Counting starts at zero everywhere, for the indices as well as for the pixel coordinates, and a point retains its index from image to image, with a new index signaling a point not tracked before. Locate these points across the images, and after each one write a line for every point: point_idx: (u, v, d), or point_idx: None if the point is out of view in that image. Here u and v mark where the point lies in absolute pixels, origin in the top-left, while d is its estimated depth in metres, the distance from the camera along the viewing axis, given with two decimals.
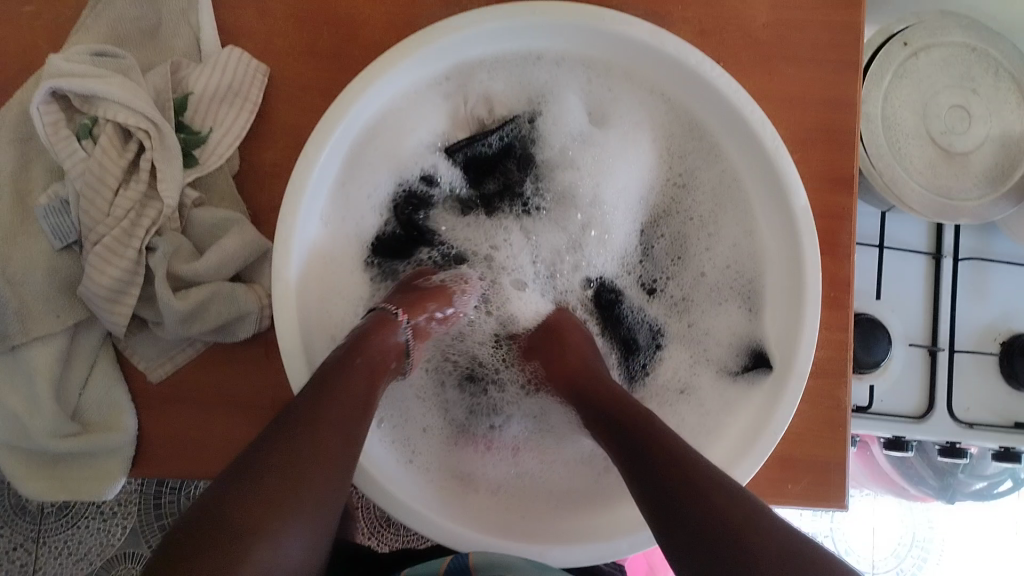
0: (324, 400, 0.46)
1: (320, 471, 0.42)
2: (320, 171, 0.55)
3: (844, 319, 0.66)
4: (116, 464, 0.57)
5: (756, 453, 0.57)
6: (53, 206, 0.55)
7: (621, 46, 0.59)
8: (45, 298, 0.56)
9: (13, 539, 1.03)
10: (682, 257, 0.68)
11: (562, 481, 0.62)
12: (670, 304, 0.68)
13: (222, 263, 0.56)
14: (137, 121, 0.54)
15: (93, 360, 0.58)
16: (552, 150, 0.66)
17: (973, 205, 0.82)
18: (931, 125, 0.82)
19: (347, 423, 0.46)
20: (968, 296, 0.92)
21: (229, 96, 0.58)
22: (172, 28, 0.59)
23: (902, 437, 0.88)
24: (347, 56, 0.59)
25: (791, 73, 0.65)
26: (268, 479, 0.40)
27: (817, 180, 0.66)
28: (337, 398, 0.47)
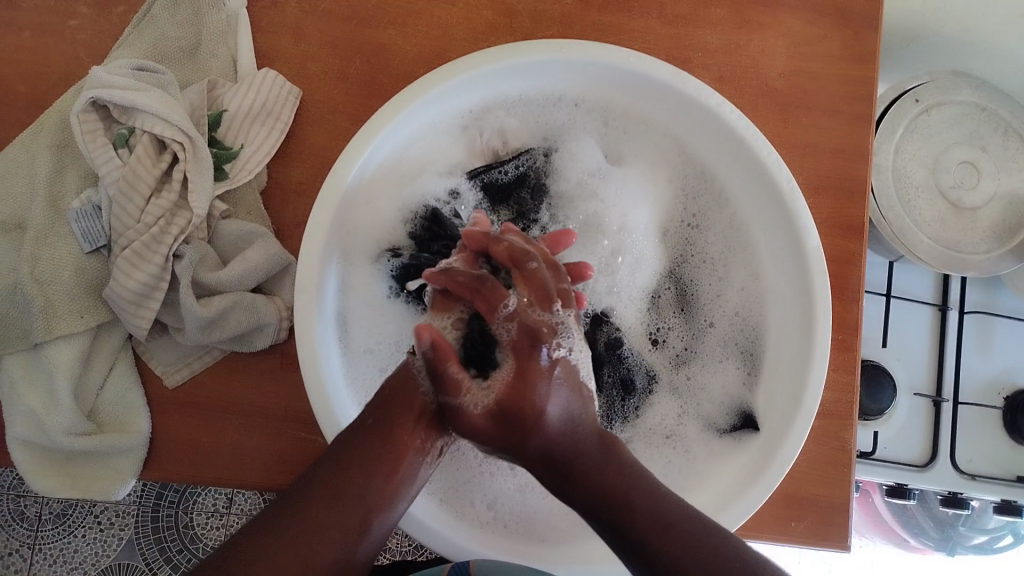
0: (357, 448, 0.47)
1: (337, 516, 0.45)
2: (342, 202, 0.56)
3: (853, 361, 0.67)
4: (128, 465, 0.59)
5: (745, 505, 0.57)
6: (85, 210, 0.58)
7: (642, 86, 0.61)
8: (70, 297, 0.58)
9: (10, 544, 1.04)
10: (689, 306, 0.68)
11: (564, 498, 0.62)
12: (671, 357, 0.68)
13: (244, 273, 0.58)
14: (172, 133, 0.56)
15: (112, 361, 0.60)
16: (567, 182, 0.66)
17: (979, 258, 0.83)
18: (941, 180, 0.83)
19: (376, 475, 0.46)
20: (974, 350, 0.92)
21: (262, 114, 0.60)
22: (211, 48, 0.62)
23: (904, 485, 0.89)
24: (378, 84, 0.62)
25: (805, 121, 0.67)
26: (287, 523, 0.44)
27: (829, 226, 0.68)
28: (380, 438, 0.47)
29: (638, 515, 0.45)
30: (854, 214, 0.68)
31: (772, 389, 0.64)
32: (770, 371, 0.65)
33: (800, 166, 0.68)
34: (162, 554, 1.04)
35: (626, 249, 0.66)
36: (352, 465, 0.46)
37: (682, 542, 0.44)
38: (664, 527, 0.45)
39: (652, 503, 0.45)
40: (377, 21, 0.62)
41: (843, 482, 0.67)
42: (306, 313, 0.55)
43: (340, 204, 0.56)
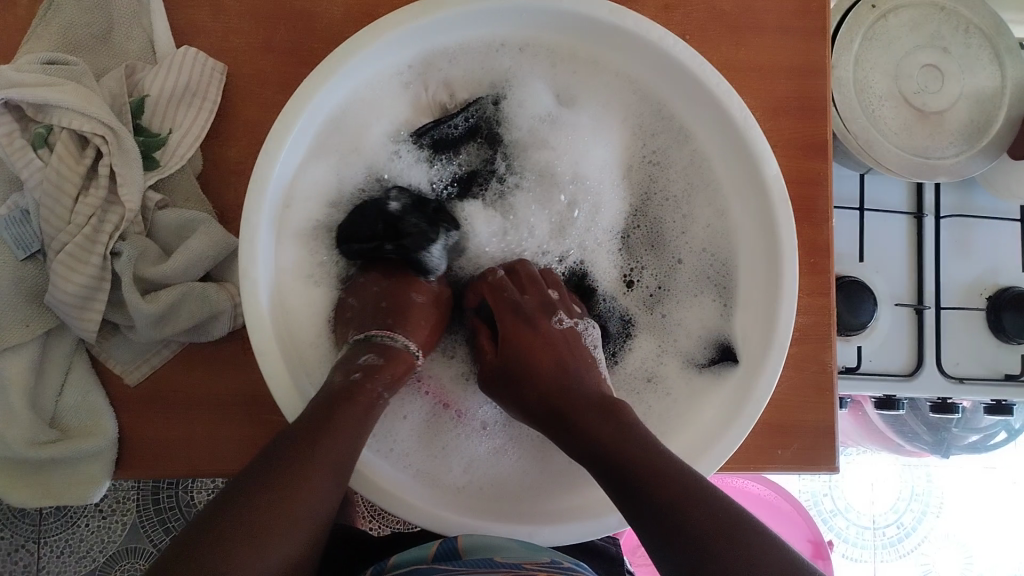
0: (324, 436, 0.45)
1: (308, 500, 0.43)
2: (277, 183, 0.54)
3: (826, 284, 0.66)
4: (99, 468, 0.58)
5: (719, 449, 0.57)
6: (14, 216, 0.56)
7: (582, 26, 0.59)
8: (14, 308, 0.56)
9: (14, 542, 1.03)
10: (655, 247, 0.66)
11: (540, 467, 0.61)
12: (644, 297, 0.66)
13: (189, 263, 0.56)
14: (92, 126, 0.54)
15: (67, 367, 0.58)
16: (520, 131, 0.64)
17: (949, 163, 0.81)
18: (904, 85, 0.81)
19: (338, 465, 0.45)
20: (952, 254, 0.91)
21: (187, 96, 0.58)
22: (125, 31, 0.60)
23: (892, 395, 0.89)
24: (304, 51, 0.59)
25: (757, 42, 0.65)
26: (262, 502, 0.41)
27: (791, 147, 0.66)
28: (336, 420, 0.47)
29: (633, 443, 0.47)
30: (814, 131, 0.66)
31: (748, 320, 0.62)
32: (744, 304, 0.63)
33: (752, 89, 0.65)
34: (168, 534, 1.04)
35: (584, 197, 0.65)
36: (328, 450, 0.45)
37: (667, 461, 0.46)
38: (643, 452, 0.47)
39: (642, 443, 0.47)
40: None
41: (826, 406, 0.66)
42: (252, 305, 0.52)
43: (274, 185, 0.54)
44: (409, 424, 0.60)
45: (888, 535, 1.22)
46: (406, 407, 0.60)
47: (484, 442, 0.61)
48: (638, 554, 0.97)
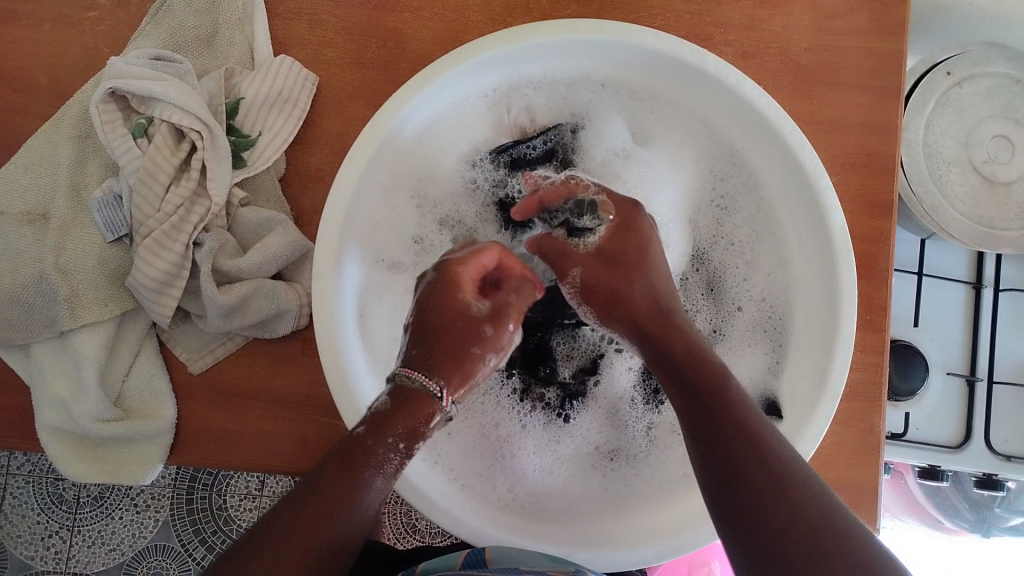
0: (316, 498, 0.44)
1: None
2: (357, 190, 0.56)
3: (879, 343, 0.66)
4: (155, 450, 0.60)
5: None
6: (106, 199, 0.58)
7: (664, 65, 0.60)
8: (94, 287, 0.59)
9: (49, 527, 1.06)
10: (715, 294, 0.66)
11: (583, 488, 0.62)
12: None
13: (264, 260, 0.58)
14: (190, 121, 0.57)
15: (137, 349, 0.61)
16: (592, 162, 0.65)
17: (1014, 235, 0.81)
18: (974, 154, 0.81)
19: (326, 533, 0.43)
20: (1010, 328, 0.90)
21: (279, 101, 0.60)
22: (228, 37, 0.62)
23: (936, 466, 0.87)
24: (393, 69, 0.62)
25: (831, 97, 0.66)
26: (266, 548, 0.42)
27: (856, 203, 0.66)
28: (342, 484, 0.44)
29: (735, 412, 0.46)
30: (883, 189, 0.66)
31: (801, 372, 0.62)
32: (796, 355, 0.64)
33: (823, 142, 0.66)
34: (197, 535, 1.06)
35: None
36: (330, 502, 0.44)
37: (775, 454, 0.44)
38: (748, 431, 0.45)
39: (747, 426, 0.46)
40: (393, 4, 0.62)
41: (872, 463, 0.65)
42: (325, 297, 0.55)
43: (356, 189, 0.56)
44: (452, 443, 0.60)
45: None
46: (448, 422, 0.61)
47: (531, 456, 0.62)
48: None
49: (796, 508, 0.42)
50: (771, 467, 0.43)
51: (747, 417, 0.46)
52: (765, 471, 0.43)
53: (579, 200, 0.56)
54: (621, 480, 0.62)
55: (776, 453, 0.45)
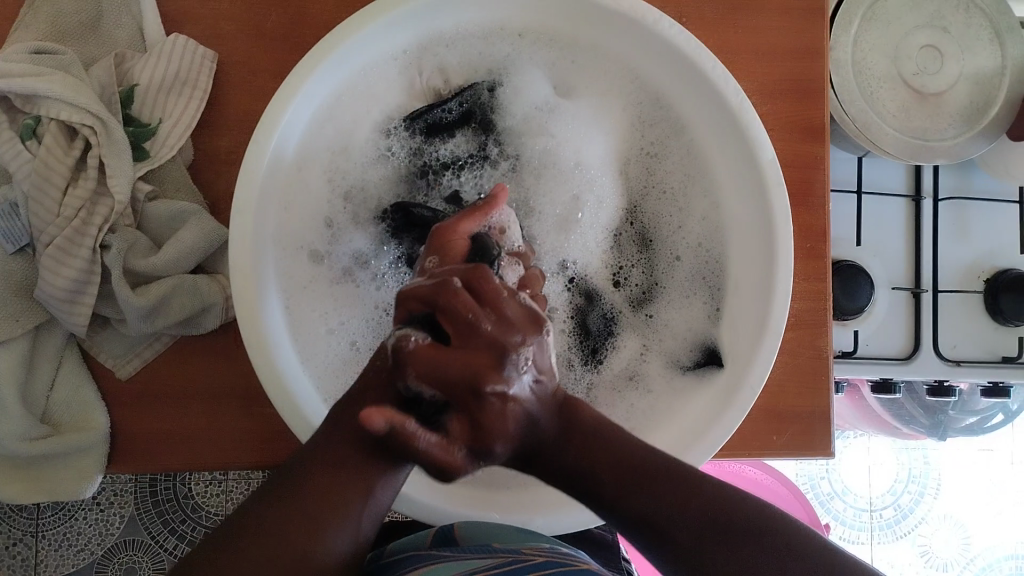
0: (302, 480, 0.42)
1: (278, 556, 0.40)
2: (267, 172, 0.53)
3: (823, 268, 0.66)
4: (93, 462, 0.57)
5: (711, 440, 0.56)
6: (2, 210, 0.55)
7: (578, 9, 0.58)
8: (3, 301, 0.56)
9: (12, 535, 1.02)
10: (647, 250, 0.65)
11: None
12: (632, 296, 0.64)
13: (180, 255, 0.55)
14: (80, 117, 0.53)
15: (58, 361, 0.58)
16: (514, 118, 0.62)
17: (948, 144, 0.80)
18: (904, 68, 0.80)
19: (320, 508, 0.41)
20: (951, 236, 0.91)
21: (176, 84, 0.57)
22: (115, 18, 0.58)
23: (888, 379, 0.88)
24: (295, 37, 0.58)
25: (754, 24, 0.64)
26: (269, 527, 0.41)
27: (788, 131, 0.65)
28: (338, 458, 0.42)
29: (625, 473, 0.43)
30: (813, 114, 0.65)
31: (738, 317, 0.61)
32: (735, 301, 0.62)
33: (750, 72, 0.64)
34: (166, 526, 1.04)
35: (587, 185, 0.63)
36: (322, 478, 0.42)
37: (674, 478, 0.43)
38: (641, 477, 0.43)
39: (646, 467, 0.43)
40: None
41: (821, 391, 0.65)
42: (245, 293, 0.53)
43: (265, 172, 0.53)
44: None
45: (885, 516, 1.22)
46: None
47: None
48: None
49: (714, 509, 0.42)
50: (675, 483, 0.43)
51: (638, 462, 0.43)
52: (665, 496, 0.42)
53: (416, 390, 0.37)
54: None
55: (679, 477, 0.43)
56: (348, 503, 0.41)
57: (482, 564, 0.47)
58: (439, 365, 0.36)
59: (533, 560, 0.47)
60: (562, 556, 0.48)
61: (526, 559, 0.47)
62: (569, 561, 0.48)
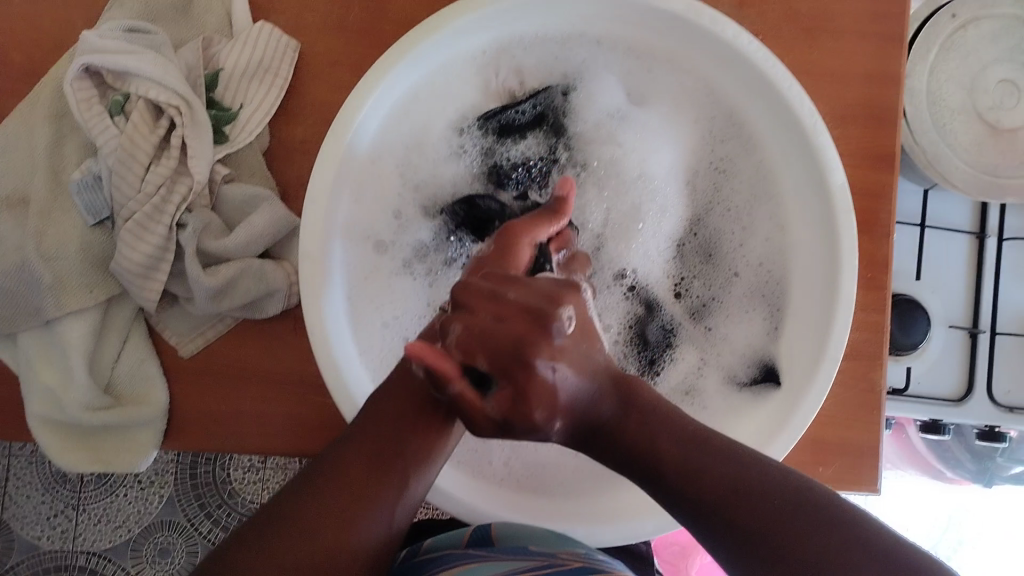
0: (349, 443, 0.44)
1: (317, 518, 0.42)
2: (343, 162, 0.54)
3: (881, 300, 0.65)
4: (148, 436, 0.59)
5: None
6: (87, 181, 0.56)
7: (655, 19, 0.58)
8: (79, 272, 0.57)
9: (54, 506, 1.05)
10: (710, 263, 0.65)
11: (576, 459, 0.61)
12: (691, 307, 0.65)
13: (251, 238, 0.56)
14: (167, 96, 0.55)
15: (126, 334, 0.59)
16: (586, 125, 0.63)
17: (1019, 183, 0.78)
18: (979, 100, 0.79)
19: (360, 464, 0.43)
20: (1014, 278, 0.89)
21: (260, 71, 0.58)
22: (205, 4, 0.60)
23: (939, 421, 0.87)
24: (377, 33, 0.59)
25: (832, 48, 0.64)
26: (321, 494, 0.42)
27: (860, 157, 0.65)
28: (394, 406, 0.45)
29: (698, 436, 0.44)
30: (886, 141, 0.65)
31: (797, 340, 0.61)
32: (793, 322, 0.62)
33: (825, 94, 0.64)
34: (203, 510, 1.04)
35: (649, 198, 0.64)
36: (372, 434, 0.44)
37: (725, 454, 0.43)
38: (700, 447, 0.43)
39: (726, 472, 0.42)
40: None
41: (873, 424, 0.64)
42: (311, 278, 0.54)
43: (343, 160, 0.54)
44: None
45: None
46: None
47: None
48: (673, 548, 0.99)
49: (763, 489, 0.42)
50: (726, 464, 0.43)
51: (705, 442, 0.44)
52: (726, 477, 0.42)
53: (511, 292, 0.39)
54: None
55: (758, 482, 0.42)
56: (380, 484, 0.43)
57: (516, 566, 0.47)
58: (539, 229, 0.47)
59: (569, 566, 0.47)
60: (596, 563, 0.48)
61: (563, 564, 0.47)
62: (603, 568, 0.47)
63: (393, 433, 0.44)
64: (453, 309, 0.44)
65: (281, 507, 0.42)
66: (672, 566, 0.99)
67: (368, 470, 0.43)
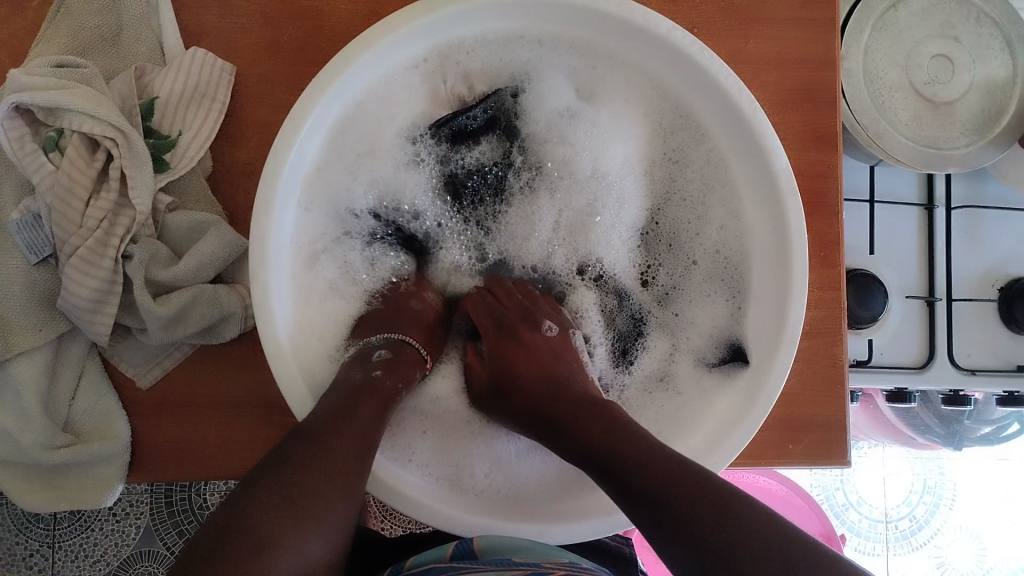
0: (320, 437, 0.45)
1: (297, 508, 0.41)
2: (286, 183, 0.54)
3: (835, 277, 0.66)
4: (112, 472, 0.58)
5: (734, 443, 0.56)
6: (25, 220, 0.56)
7: (589, 18, 0.58)
8: (26, 312, 0.56)
9: (30, 547, 1.03)
10: (671, 249, 0.67)
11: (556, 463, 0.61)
12: (657, 295, 0.67)
13: (200, 265, 0.56)
14: (102, 129, 0.54)
15: (80, 370, 0.58)
16: (538, 125, 0.65)
17: (960, 153, 0.80)
18: (915, 77, 0.80)
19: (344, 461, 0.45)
20: (963, 245, 0.91)
21: (197, 97, 0.58)
22: (136, 34, 0.59)
23: (903, 389, 0.88)
24: (313, 50, 0.59)
25: (767, 35, 0.64)
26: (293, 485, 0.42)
27: (801, 140, 0.66)
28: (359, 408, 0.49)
29: (642, 465, 0.45)
30: (825, 123, 0.65)
31: (756, 328, 0.62)
32: (754, 307, 0.63)
33: (763, 81, 0.65)
34: (182, 536, 1.04)
35: (606, 195, 0.66)
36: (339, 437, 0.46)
37: (666, 464, 0.45)
38: (652, 472, 0.45)
39: (673, 471, 0.44)
40: None
41: (836, 399, 0.65)
42: (262, 303, 0.53)
43: (284, 182, 0.54)
44: (427, 440, 0.60)
45: (901, 527, 1.22)
46: (423, 421, 0.61)
47: (512, 445, 0.62)
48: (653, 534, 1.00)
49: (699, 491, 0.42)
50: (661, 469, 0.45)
51: (652, 461, 0.45)
52: (675, 483, 0.43)
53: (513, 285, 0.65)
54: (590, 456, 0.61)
55: (665, 457, 0.46)
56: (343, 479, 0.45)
57: None
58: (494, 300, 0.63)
59: (550, 574, 0.47)
60: (580, 571, 0.47)
61: (546, 573, 0.47)
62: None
63: (344, 447, 0.46)
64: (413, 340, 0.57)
65: (253, 502, 0.41)
66: None
67: (329, 472, 0.44)
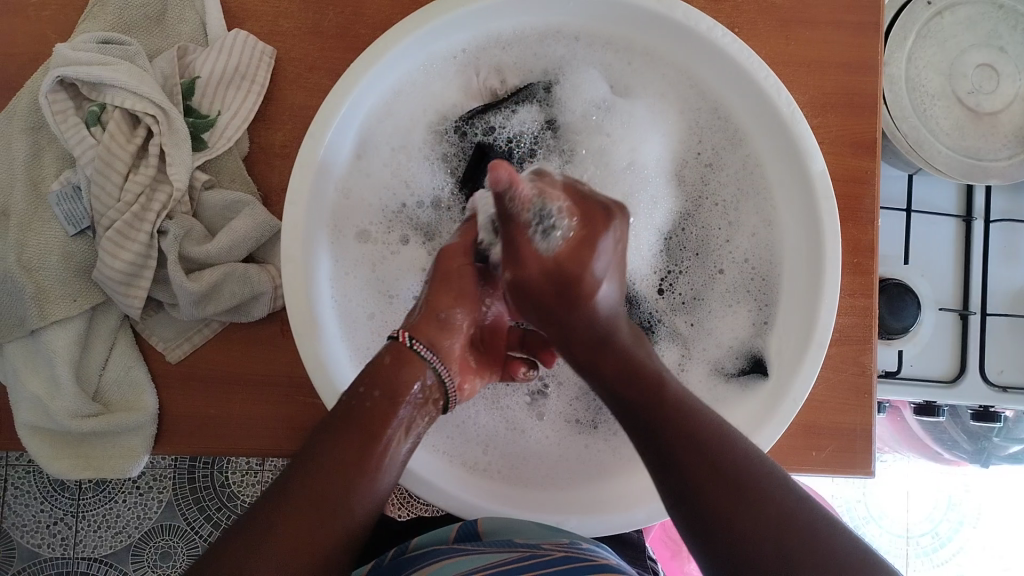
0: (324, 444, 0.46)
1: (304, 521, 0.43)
2: (319, 168, 0.54)
3: (869, 284, 0.65)
4: (140, 442, 0.59)
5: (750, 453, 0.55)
6: (65, 192, 0.57)
7: (626, 15, 0.58)
8: (62, 282, 0.58)
9: (53, 514, 1.05)
10: (694, 259, 0.65)
11: (556, 450, 0.61)
12: (674, 303, 0.65)
13: (233, 244, 0.57)
14: (143, 106, 0.55)
15: (112, 342, 0.60)
16: (573, 115, 0.63)
17: (1001, 165, 0.79)
18: (958, 86, 0.79)
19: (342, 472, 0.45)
20: (1000, 259, 0.89)
21: (236, 78, 0.58)
22: (179, 14, 0.60)
23: (932, 402, 0.86)
24: (352, 36, 0.59)
25: (808, 37, 0.64)
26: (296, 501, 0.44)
27: (839, 146, 0.65)
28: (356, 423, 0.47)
29: (712, 458, 0.44)
30: (865, 129, 0.65)
31: (784, 334, 0.61)
32: (784, 311, 0.62)
33: (802, 83, 0.64)
34: (202, 512, 1.05)
35: (639, 189, 0.63)
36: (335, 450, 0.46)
37: (741, 469, 0.44)
38: (720, 472, 0.44)
39: (735, 472, 0.44)
40: None
41: (863, 408, 0.65)
42: (295, 282, 0.54)
43: (319, 166, 0.54)
44: None
45: (922, 543, 1.21)
46: None
47: (509, 417, 0.61)
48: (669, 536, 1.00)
49: (758, 508, 0.42)
50: (730, 469, 0.44)
51: (720, 458, 0.44)
52: (729, 492, 0.43)
53: (548, 206, 0.50)
54: (591, 448, 0.61)
55: (738, 455, 0.45)
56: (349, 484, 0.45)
57: (499, 557, 0.48)
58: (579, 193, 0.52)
59: (550, 555, 0.48)
60: (582, 551, 0.48)
61: (545, 553, 0.48)
62: (589, 555, 0.47)
63: (344, 454, 0.46)
64: (418, 345, 0.51)
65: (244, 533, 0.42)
66: (673, 543, 1.00)
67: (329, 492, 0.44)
